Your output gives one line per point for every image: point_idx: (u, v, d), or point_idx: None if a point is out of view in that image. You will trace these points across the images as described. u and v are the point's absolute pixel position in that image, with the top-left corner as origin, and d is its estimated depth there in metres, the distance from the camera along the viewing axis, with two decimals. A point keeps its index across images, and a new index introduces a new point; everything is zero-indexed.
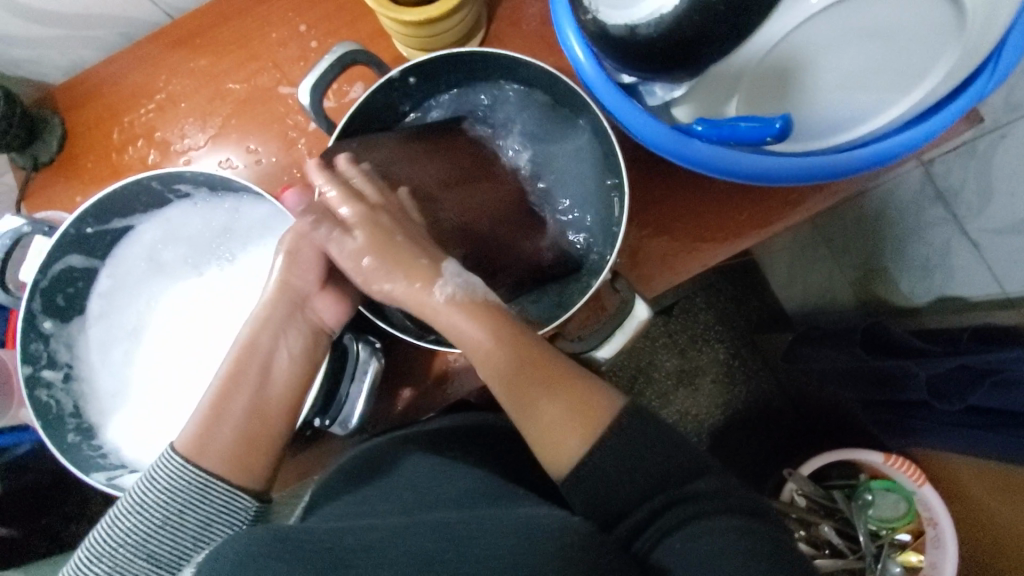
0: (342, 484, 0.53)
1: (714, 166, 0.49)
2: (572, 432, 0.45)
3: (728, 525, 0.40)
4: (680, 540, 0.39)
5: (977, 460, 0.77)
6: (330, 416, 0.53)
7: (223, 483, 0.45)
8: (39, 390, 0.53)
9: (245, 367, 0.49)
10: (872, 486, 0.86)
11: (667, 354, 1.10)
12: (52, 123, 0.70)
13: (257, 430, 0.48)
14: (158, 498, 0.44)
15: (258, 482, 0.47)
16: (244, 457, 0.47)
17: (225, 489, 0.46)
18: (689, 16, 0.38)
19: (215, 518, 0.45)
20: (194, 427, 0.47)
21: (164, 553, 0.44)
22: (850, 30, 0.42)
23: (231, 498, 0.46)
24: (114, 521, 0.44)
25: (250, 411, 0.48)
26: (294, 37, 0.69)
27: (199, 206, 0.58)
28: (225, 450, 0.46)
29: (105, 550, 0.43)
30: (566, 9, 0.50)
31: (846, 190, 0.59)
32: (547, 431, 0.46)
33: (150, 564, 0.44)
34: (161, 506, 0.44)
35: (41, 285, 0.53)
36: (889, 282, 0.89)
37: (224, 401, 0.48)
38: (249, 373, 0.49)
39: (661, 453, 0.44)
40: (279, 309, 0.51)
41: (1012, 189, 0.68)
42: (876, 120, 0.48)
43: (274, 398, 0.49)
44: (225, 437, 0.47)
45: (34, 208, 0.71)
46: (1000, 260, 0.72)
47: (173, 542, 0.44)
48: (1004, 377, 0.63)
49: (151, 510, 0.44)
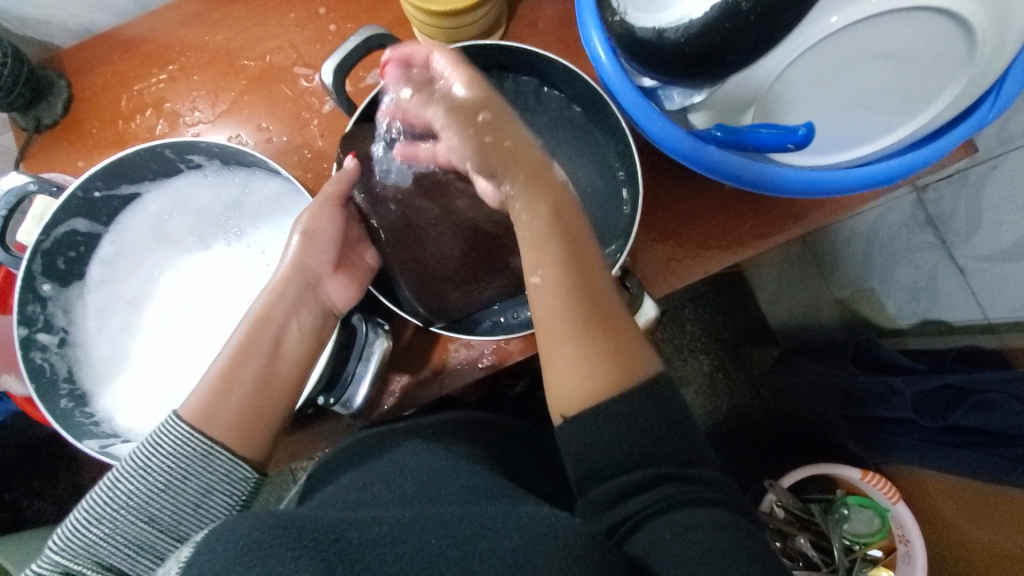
0: (342, 465, 0.53)
1: (728, 174, 0.49)
2: (589, 373, 0.43)
3: (704, 517, 0.37)
4: (661, 531, 0.37)
5: (952, 478, 0.80)
6: (335, 394, 0.53)
7: (226, 452, 0.44)
8: (34, 353, 0.51)
9: (259, 335, 0.49)
10: (848, 501, 0.88)
11: None
12: (58, 86, 0.68)
13: (263, 398, 0.47)
14: (163, 462, 0.42)
15: (257, 452, 0.46)
16: (249, 425, 0.46)
17: (228, 458, 0.44)
18: (718, 23, 0.39)
19: (216, 488, 0.44)
20: (200, 395, 0.46)
21: (166, 517, 0.42)
22: (867, 49, 0.44)
23: (232, 468, 0.44)
24: (115, 482, 0.42)
25: (258, 380, 0.48)
26: (313, 19, 0.69)
27: (210, 178, 0.57)
28: (232, 418, 0.45)
29: (103, 513, 0.41)
30: (591, 10, 0.51)
31: (845, 208, 0.61)
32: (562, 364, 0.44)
33: (150, 529, 0.42)
34: (165, 470, 0.42)
35: (43, 247, 0.51)
36: (876, 303, 0.92)
37: (234, 364, 0.48)
38: (261, 345, 0.49)
39: (643, 421, 0.41)
40: (295, 284, 0.52)
41: (1000, 219, 0.72)
42: (882, 140, 0.50)
43: (282, 366, 0.49)
44: (231, 404, 0.46)
45: (33, 170, 0.70)
46: (985, 285, 0.76)
47: (174, 507, 0.42)
48: (985, 398, 0.66)
49: (154, 473, 0.42)
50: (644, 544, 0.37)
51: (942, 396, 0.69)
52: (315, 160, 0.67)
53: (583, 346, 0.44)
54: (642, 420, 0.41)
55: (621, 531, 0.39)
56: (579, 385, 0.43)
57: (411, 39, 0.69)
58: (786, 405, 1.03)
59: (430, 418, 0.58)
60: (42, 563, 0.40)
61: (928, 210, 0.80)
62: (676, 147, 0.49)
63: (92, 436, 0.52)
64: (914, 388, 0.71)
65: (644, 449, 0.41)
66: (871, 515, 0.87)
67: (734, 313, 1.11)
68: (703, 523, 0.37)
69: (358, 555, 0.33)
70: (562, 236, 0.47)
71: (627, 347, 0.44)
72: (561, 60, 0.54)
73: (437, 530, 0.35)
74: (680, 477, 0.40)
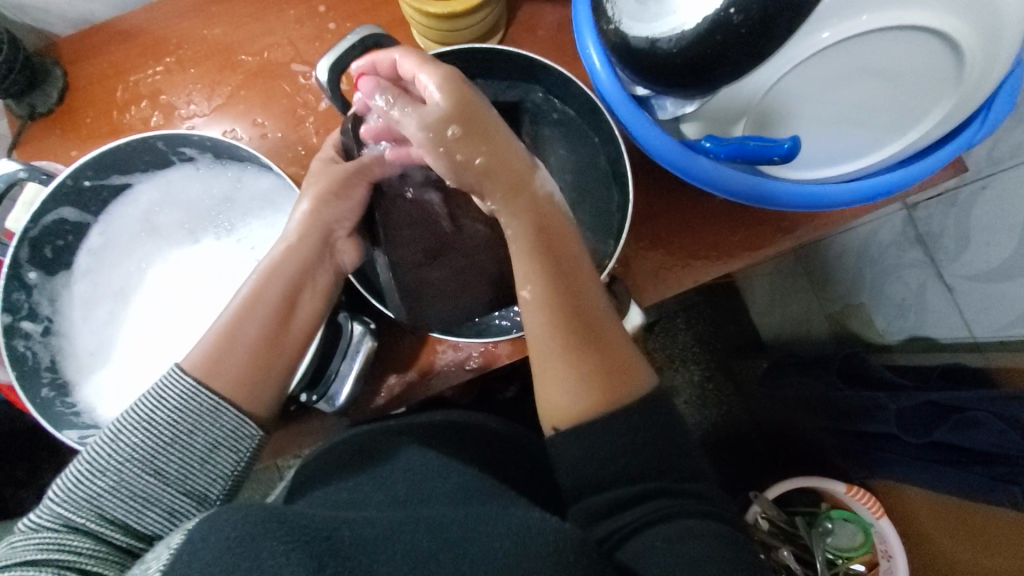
0: (328, 467, 0.52)
1: (717, 185, 0.50)
2: (579, 396, 0.44)
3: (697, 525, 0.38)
4: (655, 537, 0.38)
5: (933, 494, 0.80)
6: (318, 391, 0.53)
7: (235, 410, 0.44)
8: (17, 341, 0.51)
9: (269, 293, 0.48)
10: (832, 515, 0.89)
11: None
12: (54, 74, 0.68)
13: (272, 353, 0.47)
14: (169, 416, 0.43)
15: (265, 408, 0.46)
16: (254, 380, 0.45)
17: (234, 415, 0.44)
18: (710, 34, 0.40)
19: (223, 443, 0.44)
20: (203, 350, 0.45)
21: (172, 470, 0.42)
22: (856, 65, 0.44)
23: (239, 425, 0.44)
24: (121, 435, 0.42)
25: (263, 337, 0.47)
26: (312, 17, 0.69)
27: (202, 172, 0.58)
28: (236, 374, 0.45)
29: (112, 461, 0.42)
30: (587, 18, 0.51)
31: (834, 222, 0.61)
32: (553, 389, 0.45)
33: (155, 481, 0.42)
34: (171, 425, 0.42)
35: (30, 235, 0.51)
36: (865, 318, 0.92)
37: (243, 318, 0.47)
38: (268, 301, 0.47)
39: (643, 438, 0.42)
40: (311, 245, 0.50)
41: (987, 239, 0.73)
42: (871, 156, 0.50)
43: (293, 320, 0.48)
44: (234, 360, 0.45)
45: (25, 157, 0.69)
46: (972, 305, 0.76)
47: (181, 461, 0.43)
48: (968, 416, 0.66)
49: (160, 427, 0.42)
50: (632, 552, 0.38)
51: (927, 413, 0.69)
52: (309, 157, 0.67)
53: (575, 358, 0.45)
54: (640, 442, 0.42)
55: (612, 541, 0.39)
56: (569, 392, 0.44)
57: (409, 41, 0.69)
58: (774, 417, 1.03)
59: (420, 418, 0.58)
60: (43, 515, 0.40)
61: (918, 228, 0.81)
62: (668, 155, 0.49)
63: (72, 426, 0.52)
64: (898, 403, 0.71)
65: (636, 467, 0.42)
66: (854, 529, 0.88)
67: (725, 324, 1.11)
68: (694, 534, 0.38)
69: (347, 551, 0.33)
70: (534, 256, 0.46)
71: (616, 374, 0.45)
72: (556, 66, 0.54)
73: (417, 529, 0.35)
74: (672, 486, 0.41)
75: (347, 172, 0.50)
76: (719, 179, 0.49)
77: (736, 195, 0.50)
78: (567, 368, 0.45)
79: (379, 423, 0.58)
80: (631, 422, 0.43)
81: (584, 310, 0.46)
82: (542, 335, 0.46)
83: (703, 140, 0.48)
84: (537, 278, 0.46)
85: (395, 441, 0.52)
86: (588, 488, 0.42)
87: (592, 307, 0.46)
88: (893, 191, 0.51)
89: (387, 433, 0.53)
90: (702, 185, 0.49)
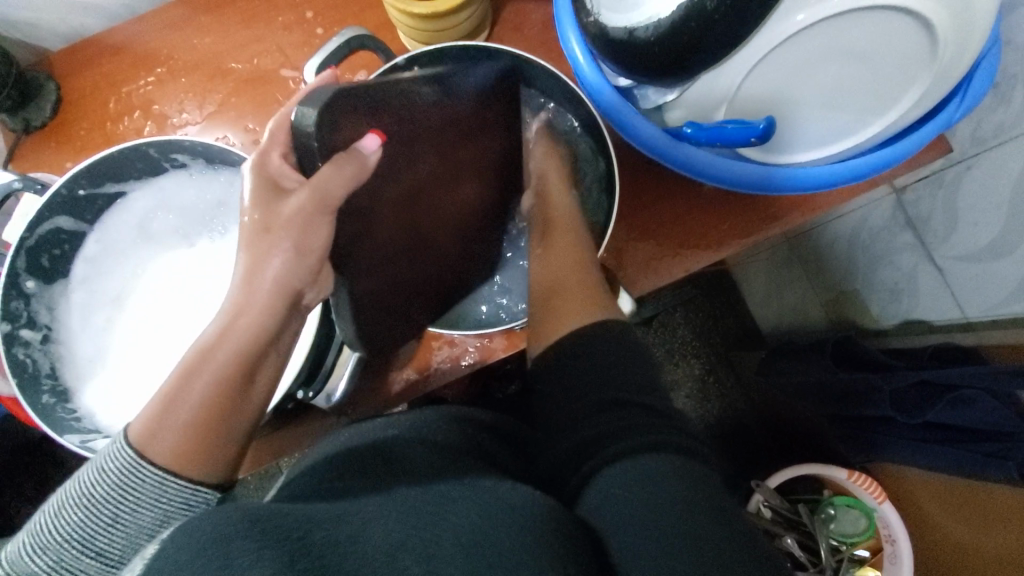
0: (320, 466, 0.49)
1: (701, 172, 0.50)
2: (562, 314, 0.52)
3: (653, 465, 0.39)
4: (616, 478, 0.39)
5: (934, 476, 0.80)
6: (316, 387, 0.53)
7: (182, 480, 0.38)
8: (17, 349, 0.52)
9: (220, 349, 0.40)
10: (834, 501, 0.89)
11: None
12: (47, 88, 0.69)
13: (220, 413, 0.40)
14: (109, 493, 0.36)
15: (219, 474, 0.40)
16: (194, 448, 0.39)
17: (184, 485, 0.38)
18: (685, 22, 0.40)
19: (172, 516, 0.38)
20: (146, 413, 0.39)
21: (114, 551, 0.37)
22: (834, 47, 0.45)
23: (190, 495, 0.39)
24: (58, 513, 0.36)
25: (215, 390, 0.40)
26: (300, 23, 0.70)
27: (195, 177, 0.58)
28: (179, 441, 0.38)
29: (66, 502, 0.37)
30: (569, 12, 0.52)
31: (822, 207, 0.62)
32: (546, 310, 0.54)
33: (99, 563, 0.37)
34: (113, 503, 0.36)
35: (27, 243, 0.52)
36: (859, 304, 0.93)
37: (192, 368, 0.40)
38: (218, 356, 0.40)
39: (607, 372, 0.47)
40: (270, 288, 0.41)
41: (975, 220, 0.73)
42: (852, 139, 0.51)
43: (246, 381, 0.41)
44: (176, 424, 0.39)
45: (21, 170, 0.70)
46: (962, 285, 0.77)
47: (125, 540, 0.37)
48: (961, 395, 0.66)
49: (99, 507, 0.36)
50: (596, 499, 0.39)
51: (921, 393, 0.70)
52: None
53: (556, 295, 0.54)
54: (606, 375, 0.47)
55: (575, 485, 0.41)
56: (548, 320, 0.53)
57: (397, 44, 0.70)
58: (773, 406, 1.04)
59: (407, 416, 0.58)
60: None
61: (907, 211, 0.81)
62: (652, 144, 0.50)
63: (73, 431, 0.52)
64: (892, 384, 0.72)
65: (599, 404, 0.44)
66: (857, 515, 0.88)
67: (722, 318, 1.13)
68: (659, 475, 0.39)
69: (325, 546, 0.32)
70: (558, 219, 0.61)
71: (590, 299, 0.53)
72: (540, 62, 0.55)
73: (409, 517, 0.35)
74: (633, 419, 0.43)
75: (309, 207, 0.39)
76: (702, 165, 0.50)
77: (719, 181, 0.51)
78: (549, 303, 0.54)
79: (371, 420, 0.57)
80: (591, 340, 0.49)
81: (574, 266, 0.56)
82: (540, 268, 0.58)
83: (685, 127, 0.49)
84: (544, 236, 0.60)
85: (389, 440, 0.51)
86: (559, 443, 0.45)
87: (582, 263, 0.56)
88: (876, 171, 0.51)
89: (376, 429, 0.54)
90: (686, 172, 0.50)
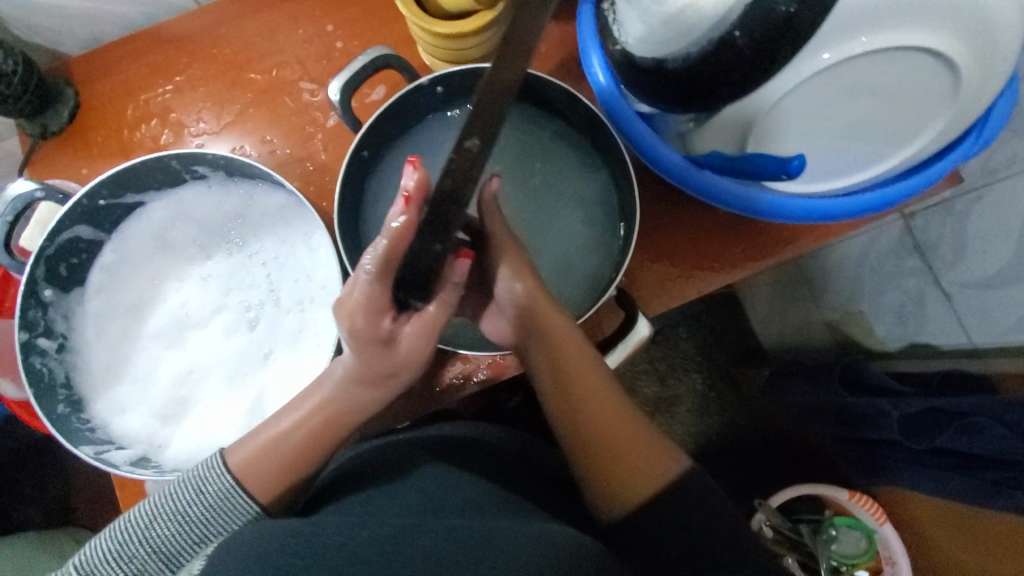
0: (344, 479, 0.50)
1: (721, 200, 0.51)
2: (629, 482, 0.47)
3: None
4: None
5: (936, 500, 0.81)
6: None
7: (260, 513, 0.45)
8: (33, 358, 0.52)
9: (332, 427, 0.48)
10: (836, 522, 0.90)
11: (646, 379, 1.12)
12: (66, 95, 0.69)
13: (311, 465, 0.48)
14: (202, 515, 0.44)
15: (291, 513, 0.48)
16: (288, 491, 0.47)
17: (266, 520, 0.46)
18: (715, 54, 0.41)
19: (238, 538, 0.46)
20: (255, 444, 0.47)
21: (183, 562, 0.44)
22: (856, 83, 0.46)
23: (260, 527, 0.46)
24: (154, 522, 0.44)
25: (313, 442, 0.48)
26: (320, 36, 0.70)
27: (214, 189, 0.58)
28: (276, 483, 0.46)
29: (160, 514, 0.44)
30: (593, 38, 0.53)
31: (835, 233, 0.63)
32: (612, 482, 0.47)
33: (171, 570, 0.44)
34: (203, 523, 0.44)
35: (47, 253, 0.52)
36: (865, 325, 0.94)
37: (288, 432, 0.47)
38: (325, 418, 0.48)
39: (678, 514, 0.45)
40: (368, 390, 0.48)
41: (985, 247, 0.74)
42: (870, 170, 0.52)
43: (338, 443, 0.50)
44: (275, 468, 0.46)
45: (36, 175, 0.70)
46: (970, 312, 0.78)
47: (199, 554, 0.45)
48: (969, 422, 0.67)
49: (191, 524, 0.44)
50: None
51: (929, 419, 0.70)
52: (319, 173, 0.68)
53: (613, 444, 0.48)
54: (672, 511, 0.45)
55: None
56: (613, 478, 0.48)
57: (416, 59, 0.70)
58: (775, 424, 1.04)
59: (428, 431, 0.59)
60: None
61: (916, 236, 0.82)
62: (674, 170, 0.51)
63: (88, 442, 0.52)
64: (901, 410, 0.72)
65: (674, 536, 0.44)
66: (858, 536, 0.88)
67: (727, 333, 1.13)
68: None
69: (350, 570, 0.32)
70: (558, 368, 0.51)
71: (652, 459, 0.48)
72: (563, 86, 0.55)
73: (440, 535, 0.35)
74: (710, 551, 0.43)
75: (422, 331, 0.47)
76: (725, 193, 0.50)
77: (739, 209, 0.51)
78: (604, 456, 0.48)
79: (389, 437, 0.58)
80: (675, 499, 0.46)
81: (605, 404, 0.49)
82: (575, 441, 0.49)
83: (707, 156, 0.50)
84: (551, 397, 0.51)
85: (412, 454, 0.52)
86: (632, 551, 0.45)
87: (615, 399, 0.50)
88: (896, 203, 0.51)
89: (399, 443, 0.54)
90: (708, 200, 0.51)
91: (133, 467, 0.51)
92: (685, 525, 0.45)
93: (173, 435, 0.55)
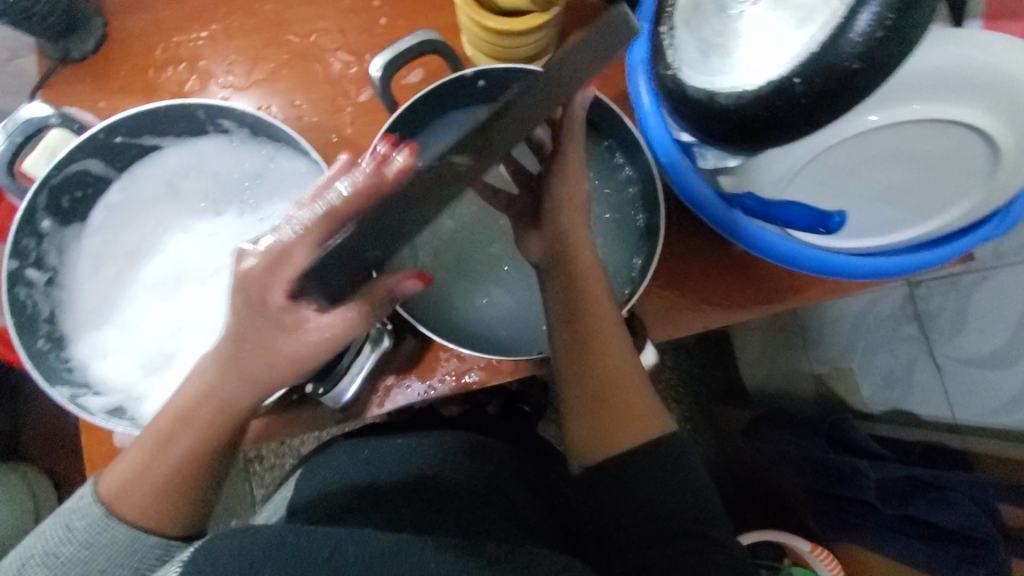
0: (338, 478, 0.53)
1: (746, 242, 0.50)
2: (616, 435, 0.50)
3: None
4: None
5: (895, 566, 0.82)
6: (327, 384, 0.54)
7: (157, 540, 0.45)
8: (19, 288, 0.50)
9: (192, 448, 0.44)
10: (793, 571, 0.90)
11: None
12: (94, 23, 0.67)
13: (194, 473, 0.45)
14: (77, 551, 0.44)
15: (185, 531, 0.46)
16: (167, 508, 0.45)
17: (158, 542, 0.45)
18: (771, 100, 0.40)
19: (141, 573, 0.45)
20: (125, 468, 0.45)
21: None
22: (897, 147, 0.47)
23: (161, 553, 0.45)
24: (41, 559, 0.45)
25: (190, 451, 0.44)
26: (365, 9, 0.69)
27: (234, 145, 0.57)
28: (146, 498, 0.44)
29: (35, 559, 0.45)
30: (643, 59, 0.53)
31: (843, 291, 0.63)
32: (592, 429, 0.50)
33: None
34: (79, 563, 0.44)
35: (52, 181, 0.50)
36: (852, 384, 0.93)
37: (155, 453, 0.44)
38: (200, 418, 0.44)
39: (661, 497, 0.48)
40: (233, 378, 0.43)
41: (983, 326, 0.82)
42: (895, 235, 0.51)
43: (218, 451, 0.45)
44: (155, 477, 0.44)
45: (49, 100, 0.68)
46: (957, 388, 0.84)
47: None
48: (944, 496, 0.69)
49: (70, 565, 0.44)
50: None
51: (905, 486, 0.72)
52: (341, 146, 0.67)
53: (609, 399, 0.51)
54: (660, 500, 0.47)
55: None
56: (595, 428, 0.50)
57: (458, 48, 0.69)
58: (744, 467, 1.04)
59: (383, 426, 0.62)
60: None
61: (918, 305, 0.87)
62: (706, 205, 0.51)
63: (64, 383, 0.50)
64: (880, 473, 0.73)
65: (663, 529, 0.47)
66: None
67: None
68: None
69: None
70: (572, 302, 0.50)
71: (643, 419, 0.50)
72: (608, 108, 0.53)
73: None
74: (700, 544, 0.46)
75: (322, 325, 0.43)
76: (754, 236, 0.50)
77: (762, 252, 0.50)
78: (598, 399, 0.51)
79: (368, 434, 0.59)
80: (650, 463, 0.48)
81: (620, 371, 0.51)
82: (570, 385, 0.52)
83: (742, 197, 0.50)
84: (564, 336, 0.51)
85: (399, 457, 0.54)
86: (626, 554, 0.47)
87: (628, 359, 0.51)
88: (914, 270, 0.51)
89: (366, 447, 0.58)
90: (737, 238, 0.50)
91: (109, 416, 0.49)
92: (668, 497, 0.48)
93: (152, 388, 0.53)
